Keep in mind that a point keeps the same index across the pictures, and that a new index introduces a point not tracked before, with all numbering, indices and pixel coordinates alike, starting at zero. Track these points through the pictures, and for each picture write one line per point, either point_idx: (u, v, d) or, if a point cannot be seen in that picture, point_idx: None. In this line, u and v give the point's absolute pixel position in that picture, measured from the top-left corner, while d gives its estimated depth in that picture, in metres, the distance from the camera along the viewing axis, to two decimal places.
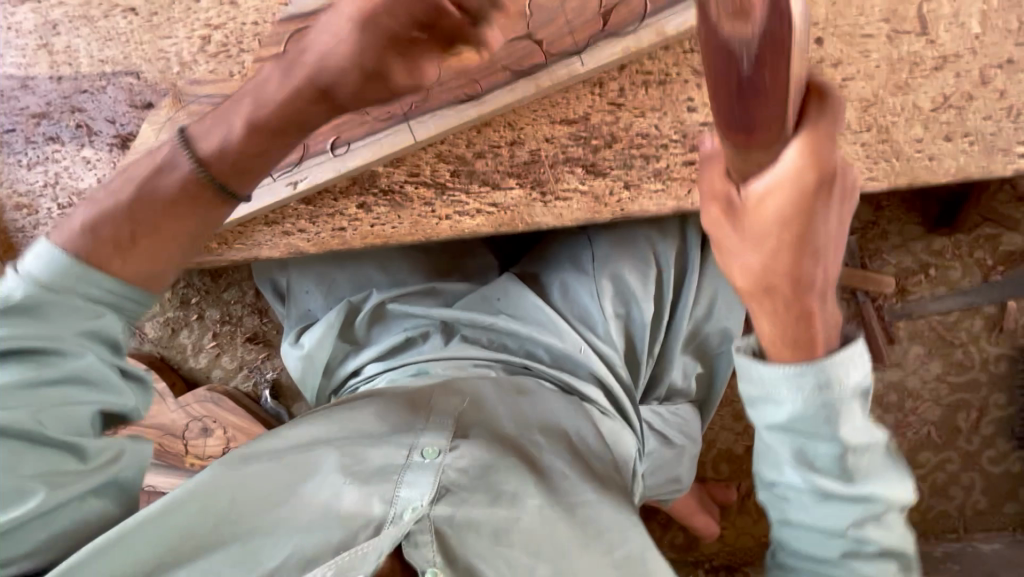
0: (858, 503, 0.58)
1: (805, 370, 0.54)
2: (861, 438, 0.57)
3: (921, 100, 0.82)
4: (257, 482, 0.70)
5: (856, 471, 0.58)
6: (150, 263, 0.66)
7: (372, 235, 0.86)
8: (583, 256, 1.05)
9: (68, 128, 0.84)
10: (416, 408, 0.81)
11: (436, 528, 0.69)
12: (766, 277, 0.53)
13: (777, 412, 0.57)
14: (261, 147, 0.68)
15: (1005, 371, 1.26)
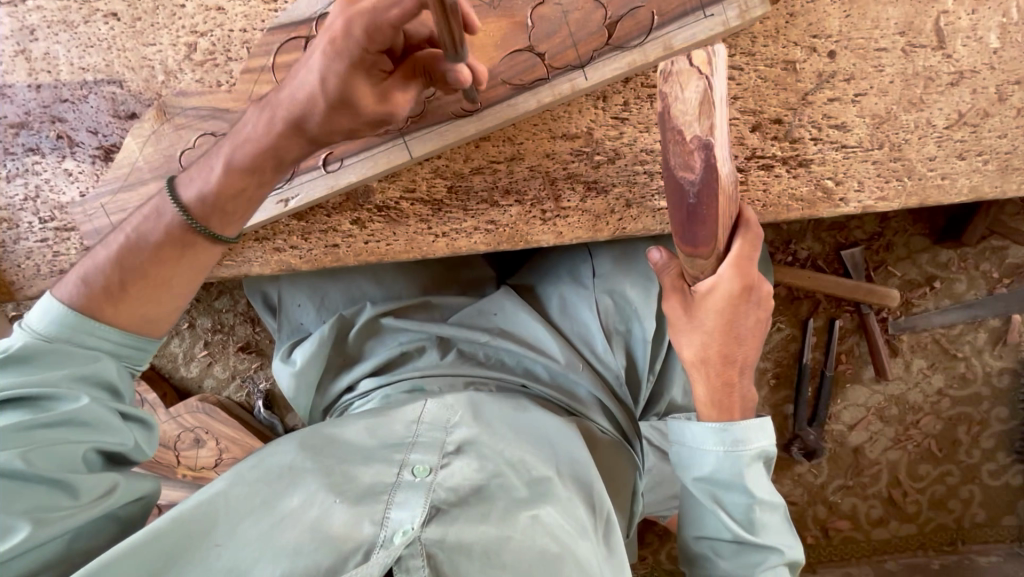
0: (762, 553, 0.65)
1: (724, 427, 0.66)
2: (766, 496, 0.66)
3: (936, 117, 0.79)
4: (238, 515, 0.67)
5: (760, 524, 0.65)
6: (141, 309, 0.68)
7: (367, 252, 0.84)
8: (583, 270, 1.03)
9: (49, 139, 0.80)
10: (410, 426, 0.80)
11: (427, 552, 0.65)
12: (704, 351, 0.67)
13: (699, 459, 0.68)
14: (242, 184, 0.71)
15: (1008, 384, 1.25)
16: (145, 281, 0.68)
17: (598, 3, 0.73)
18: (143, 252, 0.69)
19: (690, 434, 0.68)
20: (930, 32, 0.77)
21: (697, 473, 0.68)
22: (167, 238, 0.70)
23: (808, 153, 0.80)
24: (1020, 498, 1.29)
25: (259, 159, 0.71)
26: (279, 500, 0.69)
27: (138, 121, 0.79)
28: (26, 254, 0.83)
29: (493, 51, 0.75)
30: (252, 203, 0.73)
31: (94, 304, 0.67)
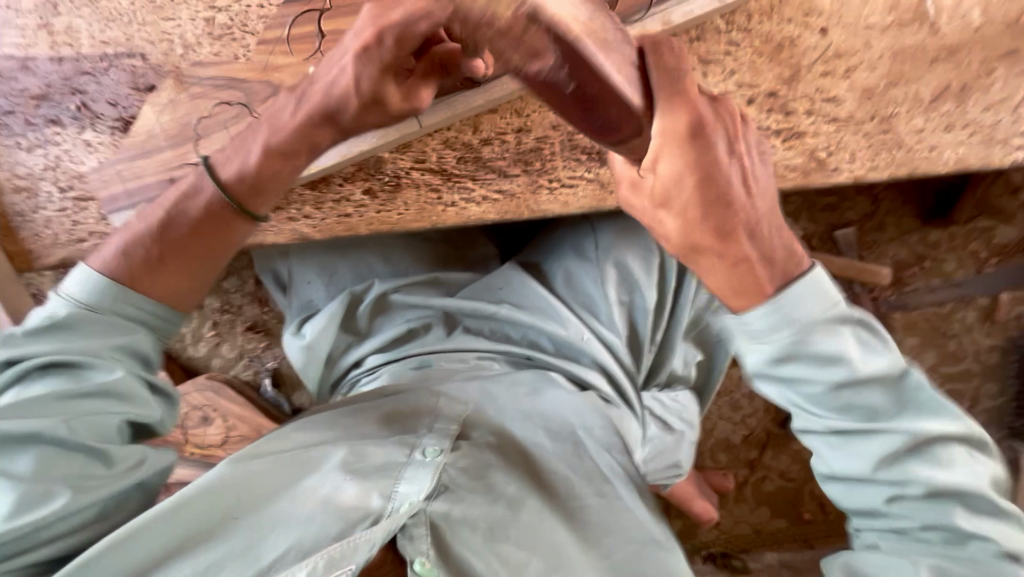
0: (882, 438, 0.59)
1: (769, 314, 0.58)
2: (863, 370, 0.58)
3: (923, 91, 0.83)
4: (256, 488, 0.70)
5: (866, 400, 0.59)
6: (175, 282, 0.74)
7: (379, 222, 0.87)
8: (586, 245, 1.06)
9: (70, 111, 0.83)
10: (421, 416, 0.83)
11: (433, 522, 0.70)
12: (690, 234, 0.61)
13: (762, 346, 0.60)
14: (276, 169, 0.77)
15: (997, 361, 1.29)
16: (181, 256, 0.74)
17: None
18: (179, 228, 0.75)
19: (749, 338, 0.60)
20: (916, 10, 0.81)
21: (774, 377, 0.61)
22: (206, 214, 0.76)
23: (802, 125, 0.84)
24: (1011, 473, 1.32)
25: (294, 143, 0.76)
26: (297, 476, 0.72)
27: (158, 92, 0.81)
28: (45, 223, 0.86)
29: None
30: (289, 183, 0.79)
31: (132, 274, 0.72)
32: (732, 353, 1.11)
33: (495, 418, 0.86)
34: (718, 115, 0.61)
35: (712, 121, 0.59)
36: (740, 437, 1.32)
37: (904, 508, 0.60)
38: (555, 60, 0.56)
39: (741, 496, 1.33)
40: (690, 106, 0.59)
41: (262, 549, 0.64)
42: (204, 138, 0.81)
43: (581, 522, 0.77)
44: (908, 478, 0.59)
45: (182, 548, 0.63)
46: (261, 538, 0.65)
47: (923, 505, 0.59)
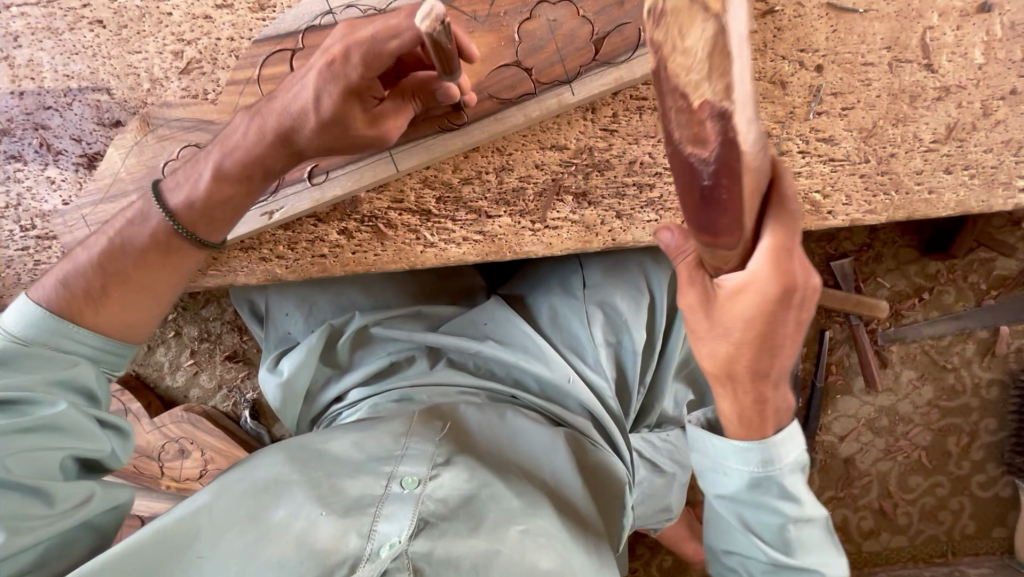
0: (800, 573, 0.62)
1: (752, 449, 0.60)
2: (802, 509, 0.62)
3: (922, 131, 0.80)
4: (221, 529, 0.66)
5: (796, 542, 0.62)
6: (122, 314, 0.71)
7: (355, 262, 0.83)
8: (574, 280, 1.02)
9: (33, 146, 0.80)
10: (396, 437, 0.78)
11: (414, 566, 0.65)
12: (729, 363, 0.56)
13: (724, 479, 0.63)
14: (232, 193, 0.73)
15: (996, 396, 1.26)
16: (125, 287, 0.71)
17: (584, 19, 0.74)
18: (128, 257, 0.71)
19: (717, 452, 0.63)
20: (916, 47, 0.78)
21: (721, 490, 0.64)
22: (154, 243, 0.72)
23: (795, 165, 0.80)
24: (1010, 509, 1.29)
25: (247, 167, 0.72)
26: (263, 512, 0.68)
27: (123, 129, 0.78)
28: (6, 262, 0.82)
29: (481, 65, 0.75)
30: (239, 211, 0.75)
31: (74, 307, 0.69)
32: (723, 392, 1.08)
33: (474, 443, 0.81)
34: (810, 290, 0.53)
35: (806, 290, 0.53)
36: None
37: None
38: (713, 154, 0.43)
39: None
40: (790, 266, 0.51)
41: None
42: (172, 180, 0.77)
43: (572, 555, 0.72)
44: None
45: None
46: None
47: None
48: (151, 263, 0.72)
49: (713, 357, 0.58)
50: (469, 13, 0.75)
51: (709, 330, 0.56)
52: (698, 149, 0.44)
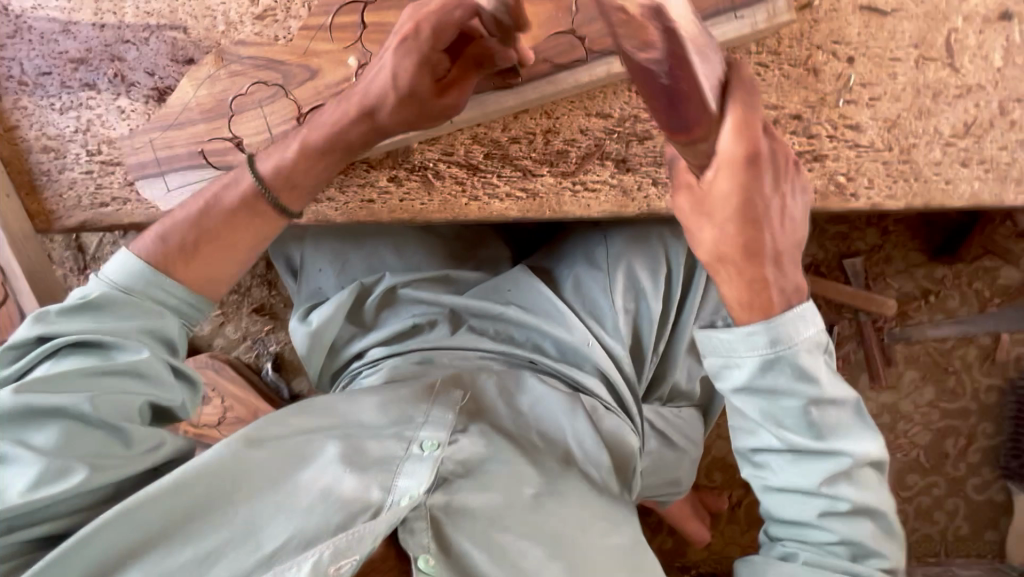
0: (830, 459, 0.63)
1: (759, 330, 0.61)
2: (821, 389, 0.62)
3: (942, 125, 0.85)
4: (254, 477, 0.69)
5: (824, 426, 0.62)
6: (209, 268, 0.74)
7: (401, 209, 0.87)
8: (597, 252, 1.07)
9: (107, 76, 0.84)
10: (417, 403, 0.82)
11: (431, 515, 0.73)
12: (717, 249, 0.61)
13: (738, 373, 0.63)
14: (313, 164, 0.78)
15: (995, 401, 1.30)
16: (211, 245, 0.74)
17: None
18: (219, 216, 0.75)
19: (725, 348, 0.64)
20: (940, 47, 0.84)
21: (739, 385, 0.64)
22: (241, 203, 0.76)
23: (823, 148, 0.85)
24: (1003, 513, 1.32)
25: (330, 138, 0.77)
26: (292, 467, 0.71)
27: (196, 65, 0.82)
28: (69, 184, 0.86)
29: (539, 30, 0.80)
30: (320, 180, 0.79)
31: (167, 258, 0.73)
32: None
33: (491, 410, 0.86)
34: (773, 151, 0.59)
35: (768, 155, 0.58)
36: (737, 457, 1.31)
37: (841, 523, 0.63)
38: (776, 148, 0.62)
39: (733, 517, 1.32)
40: (756, 135, 0.57)
41: (260, 538, 0.65)
42: (237, 115, 0.82)
43: (579, 510, 0.78)
44: (843, 496, 0.63)
45: (183, 531, 0.64)
46: (264, 522, 0.66)
47: (858, 522, 0.63)
48: (235, 225, 0.75)
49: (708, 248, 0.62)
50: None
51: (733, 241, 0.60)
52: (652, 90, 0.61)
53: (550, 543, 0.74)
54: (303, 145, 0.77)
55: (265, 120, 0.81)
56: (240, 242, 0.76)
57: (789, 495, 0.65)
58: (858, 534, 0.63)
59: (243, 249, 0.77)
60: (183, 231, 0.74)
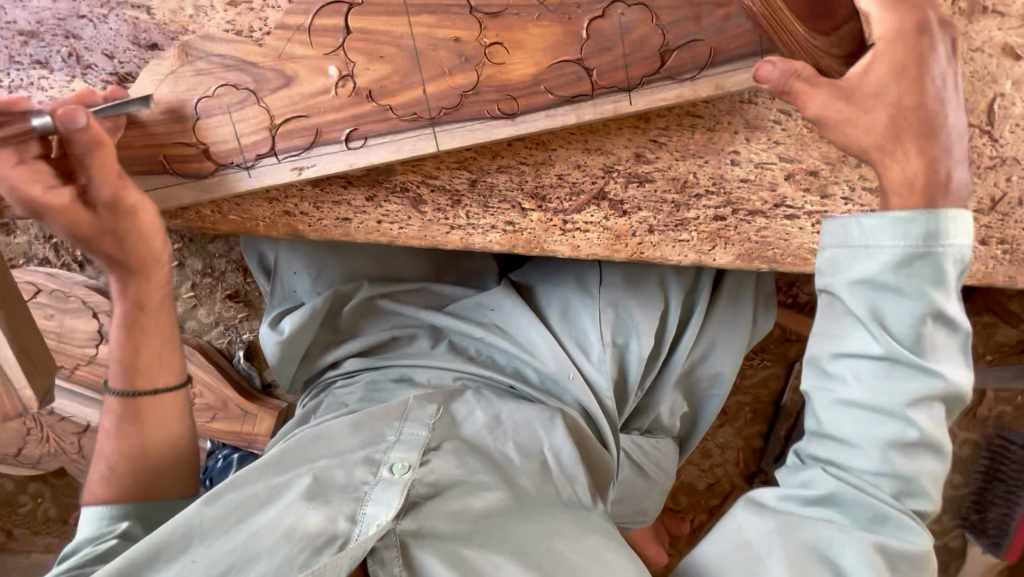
0: (924, 379, 0.55)
1: (915, 218, 0.56)
2: (949, 308, 0.55)
3: (967, 198, 0.79)
4: (211, 537, 0.65)
5: (929, 345, 0.56)
6: (162, 447, 0.79)
7: (377, 231, 0.81)
8: (591, 279, 0.99)
9: (60, 55, 0.75)
10: (389, 422, 0.79)
11: (402, 543, 0.67)
12: (891, 125, 0.60)
13: (870, 261, 0.57)
14: (164, 334, 0.80)
15: (968, 454, 1.30)
16: (138, 457, 0.77)
17: (657, 27, 0.71)
18: (125, 421, 0.78)
19: (863, 235, 0.57)
20: (981, 113, 0.76)
21: (860, 275, 0.57)
22: (135, 377, 0.78)
23: (835, 211, 0.80)
24: (955, 560, 1.35)
25: (141, 300, 0.77)
26: (250, 515, 0.67)
27: (158, 58, 0.74)
28: None
29: (543, 55, 0.72)
30: (172, 329, 0.81)
31: (123, 488, 0.76)
32: (717, 408, 1.08)
33: (463, 430, 0.82)
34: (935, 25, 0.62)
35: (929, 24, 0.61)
36: (704, 484, 1.32)
37: (906, 457, 0.57)
38: None
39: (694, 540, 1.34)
40: (911, 12, 0.61)
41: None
42: (202, 120, 0.75)
43: (555, 524, 0.72)
44: (917, 425, 0.56)
45: None
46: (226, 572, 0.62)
47: (921, 457, 0.57)
48: (136, 435, 0.77)
49: (874, 126, 0.61)
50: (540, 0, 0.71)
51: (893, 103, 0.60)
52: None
53: (524, 554, 0.67)
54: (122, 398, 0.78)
55: (234, 127, 0.75)
56: (165, 414, 0.80)
57: (855, 412, 0.58)
58: (919, 469, 0.57)
59: (172, 422, 0.80)
60: (122, 471, 0.76)
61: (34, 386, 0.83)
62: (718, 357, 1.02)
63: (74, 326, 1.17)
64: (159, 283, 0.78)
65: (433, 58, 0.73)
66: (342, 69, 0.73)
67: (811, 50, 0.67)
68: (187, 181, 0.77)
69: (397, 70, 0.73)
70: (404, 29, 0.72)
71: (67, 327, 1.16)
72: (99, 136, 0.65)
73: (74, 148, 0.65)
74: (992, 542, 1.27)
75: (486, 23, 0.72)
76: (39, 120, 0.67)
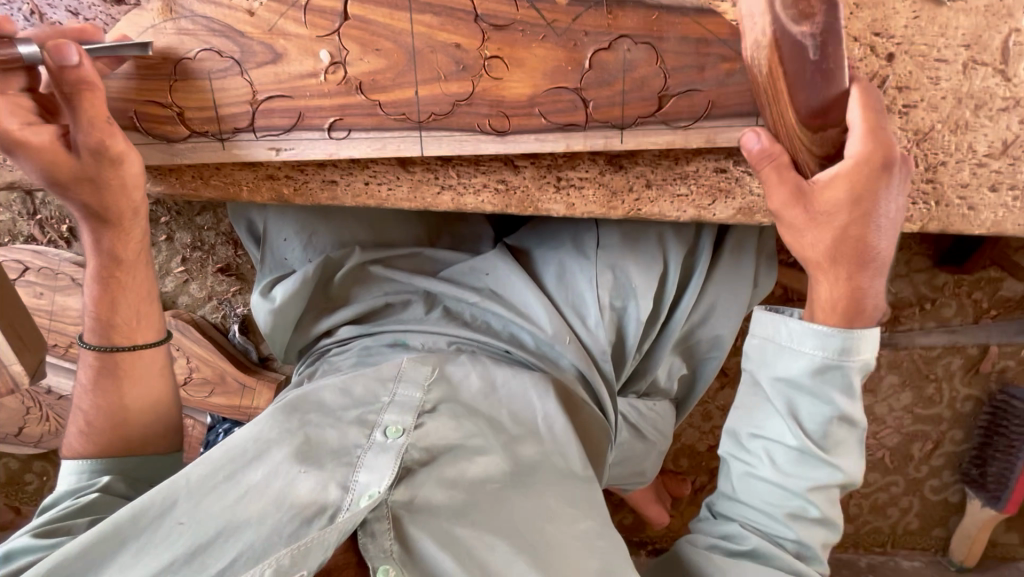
0: (825, 468, 0.65)
1: (835, 333, 0.63)
2: (852, 410, 0.64)
3: (978, 142, 0.76)
4: (197, 495, 0.64)
5: (832, 439, 0.65)
6: (144, 407, 0.78)
7: (366, 193, 0.78)
8: (587, 239, 0.96)
9: (22, 12, 0.72)
10: (384, 383, 0.78)
11: (393, 515, 0.66)
12: (826, 247, 0.62)
13: (793, 362, 0.65)
14: (142, 290, 0.78)
15: (970, 410, 1.29)
16: (116, 416, 0.76)
17: (659, 70, 0.68)
18: (104, 379, 0.76)
19: (789, 337, 0.65)
20: (995, 50, 0.72)
21: (781, 372, 0.66)
22: (112, 335, 0.76)
23: None
24: (953, 514, 1.37)
25: (114, 255, 0.75)
26: (240, 472, 0.66)
27: (140, 10, 0.69)
28: None
29: (541, 78, 0.69)
30: (149, 285, 0.79)
31: (103, 445, 0.75)
32: (714, 371, 1.06)
33: (458, 386, 0.80)
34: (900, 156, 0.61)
35: (898, 160, 0.60)
36: (705, 446, 1.32)
37: (803, 527, 0.66)
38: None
39: (695, 500, 1.36)
40: (884, 136, 0.60)
41: (210, 556, 0.59)
42: (181, 81, 0.71)
43: (550, 497, 0.73)
44: (814, 506, 0.65)
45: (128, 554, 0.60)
46: (213, 537, 0.60)
47: (814, 531, 0.66)
48: (117, 392, 0.76)
49: (812, 244, 0.63)
50: (547, 21, 0.67)
51: (829, 221, 0.61)
52: (802, 22, 0.59)
53: (516, 533, 0.68)
54: (99, 355, 0.76)
55: (213, 95, 0.71)
56: (146, 373, 0.78)
57: (763, 484, 0.67)
58: (811, 537, 0.66)
59: (154, 380, 0.79)
60: (100, 429, 0.75)
61: (25, 363, 0.82)
62: (720, 318, 0.99)
63: (65, 304, 1.15)
64: (136, 237, 0.75)
65: (430, 62, 0.69)
66: (335, 55, 0.69)
67: (790, 136, 0.65)
68: (157, 142, 0.74)
69: (392, 66, 0.69)
70: (404, 25, 0.68)
71: (59, 305, 1.15)
72: (89, 77, 0.64)
73: (62, 87, 0.63)
74: (991, 496, 1.28)
75: (490, 34, 0.68)
76: (26, 48, 0.63)
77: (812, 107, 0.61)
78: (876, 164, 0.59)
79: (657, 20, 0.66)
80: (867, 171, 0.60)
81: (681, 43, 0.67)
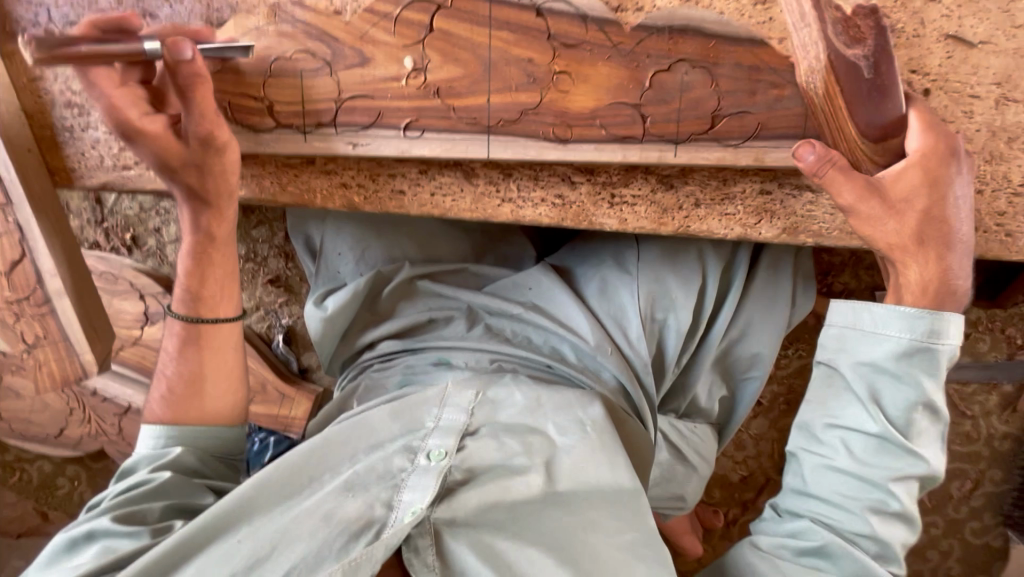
0: (910, 457, 0.65)
1: (923, 315, 0.65)
2: (937, 399, 0.66)
3: (1013, 172, 0.80)
4: (257, 520, 0.66)
5: (915, 427, 0.66)
6: (222, 378, 0.81)
7: (430, 205, 0.84)
8: (628, 256, 1.00)
9: None
10: (429, 408, 0.79)
11: (435, 531, 0.67)
12: (903, 234, 0.68)
13: (877, 348, 0.67)
14: (226, 269, 0.82)
15: (1009, 449, 1.27)
16: (196, 387, 0.79)
17: (713, 92, 0.74)
18: (188, 348, 0.80)
19: (872, 322, 0.67)
20: None
21: (863, 357, 0.67)
22: (198, 307, 0.81)
23: None
24: (997, 560, 1.32)
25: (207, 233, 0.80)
26: (295, 501, 0.68)
27: (246, 22, 0.77)
28: (91, 143, 0.84)
29: (604, 93, 0.75)
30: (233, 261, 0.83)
31: (180, 412, 0.78)
32: (756, 393, 1.05)
33: (499, 406, 0.80)
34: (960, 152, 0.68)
35: (962, 151, 0.68)
36: (738, 476, 1.30)
37: (885, 523, 0.66)
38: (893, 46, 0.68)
39: (727, 533, 1.33)
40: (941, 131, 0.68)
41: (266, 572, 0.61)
42: (274, 78, 0.79)
43: (592, 513, 0.72)
44: (896, 499, 0.65)
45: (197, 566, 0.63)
46: (268, 552, 0.62)
47: (896, 528, 0.66)
48: (197, 361, 0.79)
49: (890, 230, 0.68)
50: (614, 42, 0.73)
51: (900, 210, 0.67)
52: (853, 46, 0.68)
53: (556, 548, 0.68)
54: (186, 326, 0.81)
55: (303, 90, 0.79)
56: (226, 346, 0.82)
57: (843, 477, 0.67)
58: (891, 534, 0.66)
59: (231, 354, 0.82)
60: (180, 397, 0.79)
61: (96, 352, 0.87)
62: (757, 335, 1.01)
63: (121, 308, 1.20)
64: (229, 218, 0.80)
65: (504, 74, 0.75)
66: (418, 62, 0.76)
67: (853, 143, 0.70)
68: (243, 130, 0.81)
69: (467, 75, 0.76)
70: (484, 39, 0.74)
71: (115, 309, 1.20)
72: (200, 71, 0.68)
73: (179, 81, 0.68)
74: None
75: (560, 51, 0.74)
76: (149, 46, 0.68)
77: (869, 117, 0.68)
78: (939, 160, 0.67)
79: (714, 47, 0.73)
80: (935, 163, 0.67)
81: (735, 68, 0.73)
